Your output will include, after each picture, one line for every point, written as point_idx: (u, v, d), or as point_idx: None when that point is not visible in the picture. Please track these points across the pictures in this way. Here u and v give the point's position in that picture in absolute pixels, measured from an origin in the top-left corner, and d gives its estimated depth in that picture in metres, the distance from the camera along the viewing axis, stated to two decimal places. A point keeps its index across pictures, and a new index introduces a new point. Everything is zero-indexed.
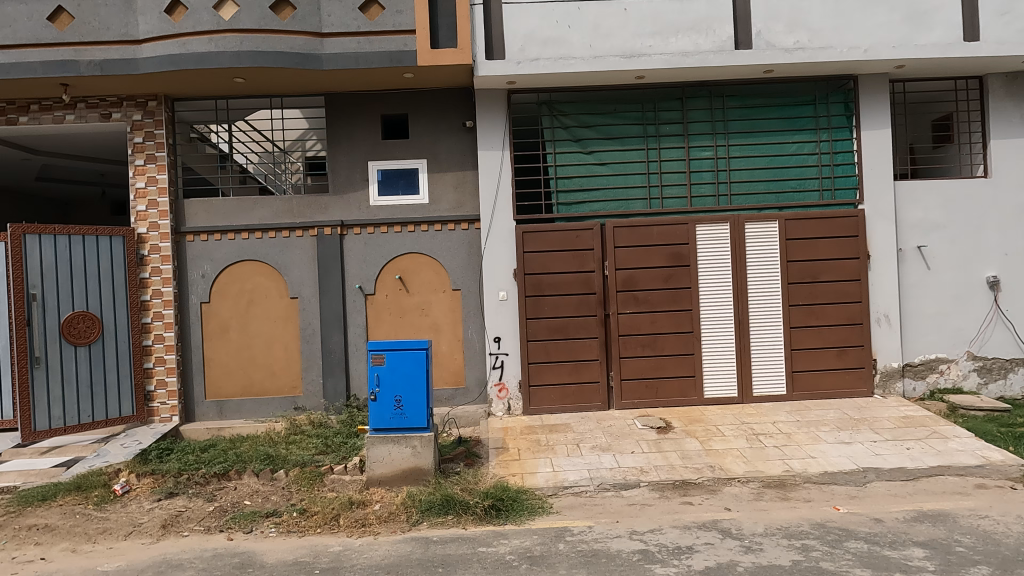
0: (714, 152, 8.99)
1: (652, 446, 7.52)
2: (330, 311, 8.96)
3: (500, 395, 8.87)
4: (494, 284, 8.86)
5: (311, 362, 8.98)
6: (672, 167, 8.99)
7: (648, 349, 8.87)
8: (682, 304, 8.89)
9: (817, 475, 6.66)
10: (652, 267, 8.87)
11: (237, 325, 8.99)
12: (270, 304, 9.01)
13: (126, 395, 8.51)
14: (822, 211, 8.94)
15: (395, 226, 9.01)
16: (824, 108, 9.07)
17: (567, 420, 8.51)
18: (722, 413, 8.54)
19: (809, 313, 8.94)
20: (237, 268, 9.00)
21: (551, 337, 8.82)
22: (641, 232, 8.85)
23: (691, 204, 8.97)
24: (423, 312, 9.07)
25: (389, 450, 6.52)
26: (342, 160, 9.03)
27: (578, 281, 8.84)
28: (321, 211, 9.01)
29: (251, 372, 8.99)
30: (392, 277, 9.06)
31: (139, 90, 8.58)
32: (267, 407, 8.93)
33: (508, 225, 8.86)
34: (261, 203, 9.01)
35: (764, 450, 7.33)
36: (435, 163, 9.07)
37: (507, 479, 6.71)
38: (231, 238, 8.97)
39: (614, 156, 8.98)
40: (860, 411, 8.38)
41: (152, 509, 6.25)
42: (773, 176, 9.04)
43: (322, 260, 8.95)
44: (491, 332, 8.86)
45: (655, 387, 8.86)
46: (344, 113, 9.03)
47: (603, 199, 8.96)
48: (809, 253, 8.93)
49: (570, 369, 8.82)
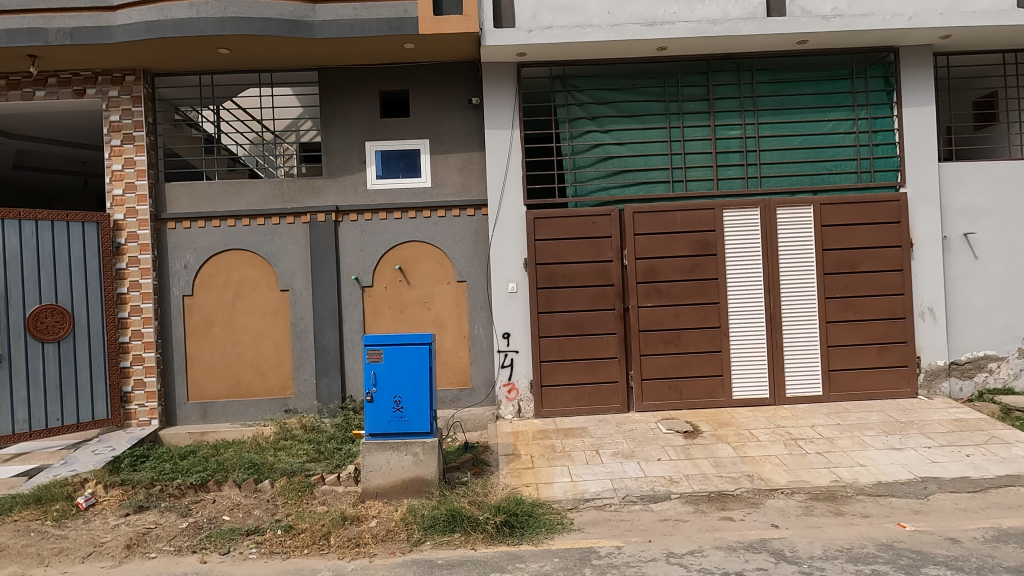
0: (742, 131, 8.24)
1: (681, 453, 6.76)
2: (324, 304, 8.21)
3: (510, 397, 8.12)
4: (503, 275, 8.11)
5: (303, 360, 8.23)
6: (697, 148, 8.25)
7: (671, 346, 8.12)
8: (708, 297, 8.14)
9: (871, 487, 5.89)
10: (674, 257, 8.12)
11: (223, 320, 8.25)
12: (258, 297, 8.27)
13: (100, 397, 7.74)
14: (860, 195, 8.19)
15: (394, 212, 8.28)
16: (862, 82, 8.32)
17: (584, 423, 7.75)
18: (754, 415, 7.78)
19: (846, 306, 8.18)
20: (222, 258, 8.26)
21: (565, 333, 8.07)
22: (663, 217, 8.11)
23: (718, 187, 8.22)
24: (426, 306, 8.32)
25: (387, 458, 5.77)
26: (337, 141, 8.29)
27: (594, 272, 8.08)
28: (314, 196, 8.27)
29: (238, 372, 8.24)
30: (392, 267, 8.32)
31: (115, 63, 7.84)
32: (255, 410, 8.18)
33: (518, 210, 8.12)
34: (248, 187, 8.26)
35: (807, 458, 6.56)
36: (438, 143, 8.34)
37: (520, 491, 5.96)
38: (217, 226, 8.23)
39: (634, 135, 8.23)
40: (907, 414, 7.61)
41: (118, 526, 5.50)
42: (807, 157, 8.27)
43: (315, 249, 8.21)
44: (500, 327, 8.11)
45: (678, 388, 8.10)
46: (340, 89, 8.29)
47: (623, 182, 8.19)
48: (847, 241, 8.18)
49: (586, 368, 8.06)
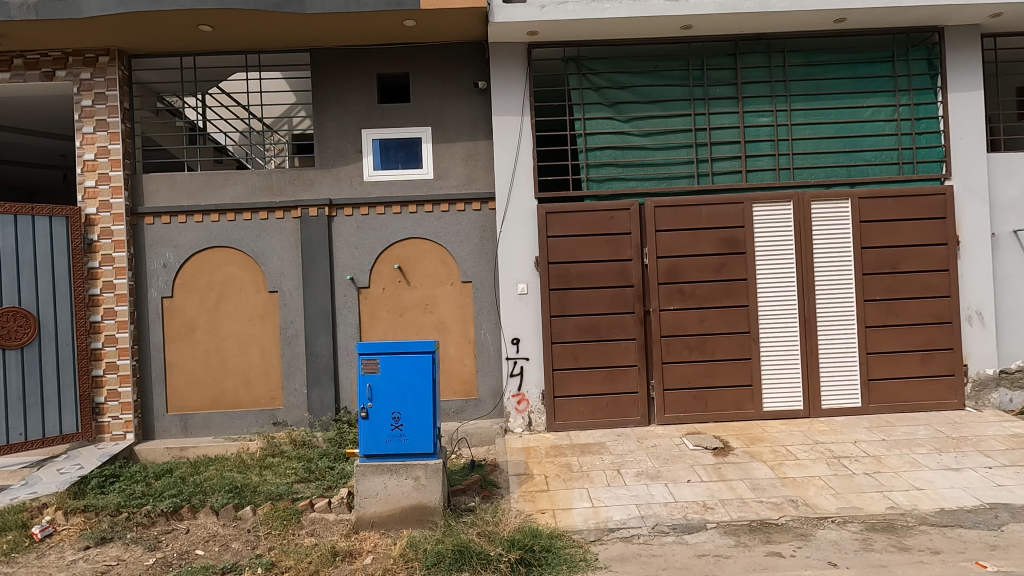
0: (773, 118, 7.55)
1: (712, 474, 6.06)
2: (317, 307, 7.51)
3: (519, 408, 7.42)
4: (512, 276, 7.42)
5: (293, 368, 7.52)
6: (724, 137, 7.56)
7: (696, 353, 7.42)
8: (736, 299, 7.44)
9: (934, 515, 5.19)
10: (699, 255, 7.44)
11: (205, 324, 7.54)
12: (244, 300, 7.56)
13: (69, 409, 7.01)
14: (902, 188, 7.50)
15: (393, 206, 7.58)
16: (904, 66, 7.63)
17: (601, 438, 7.05)
18: (788, 430, 7.08)
19: (887, 310, 7.49)
20: (205, 257, 7.55)
21: (580, 339, 7.37)
22: (688, 213, 7.41)
23: (746, 179, 7.53)
24: (427, 309, 7.62)
25: (385, 482, 5.08)
26: (330, 128, 7.59)
27: (612, 272, 7.39)
28: (305, 189, 7.57)
29: (223, 381, 7.53)
30: (390, 267, 7.62)
31: (87, 42, 7.12)
32: (241, 423, 7.47)
33: (529, 204, 7.42)
34: (233, 178, 7.56)
35: (855, 480, 5.86)
36: (441, 131, 7.64)
37: (535, 519, 5.25)
38: (199, 220, 7.53)
39: (655, 123, 7.55)
40: (957, 428, 6.91)
41: (74, 562, 4.76)
42: (845, 147, 7.57)
43: (306, 246, 7.51)
44: (509, 333, 7.42)
45: (703, 398, 7.41)
46: (333, 72, 7.59)
47: (642, 175, 7.51)
48: (888, 238, 7.49)
49: (603, 377, 7.37)
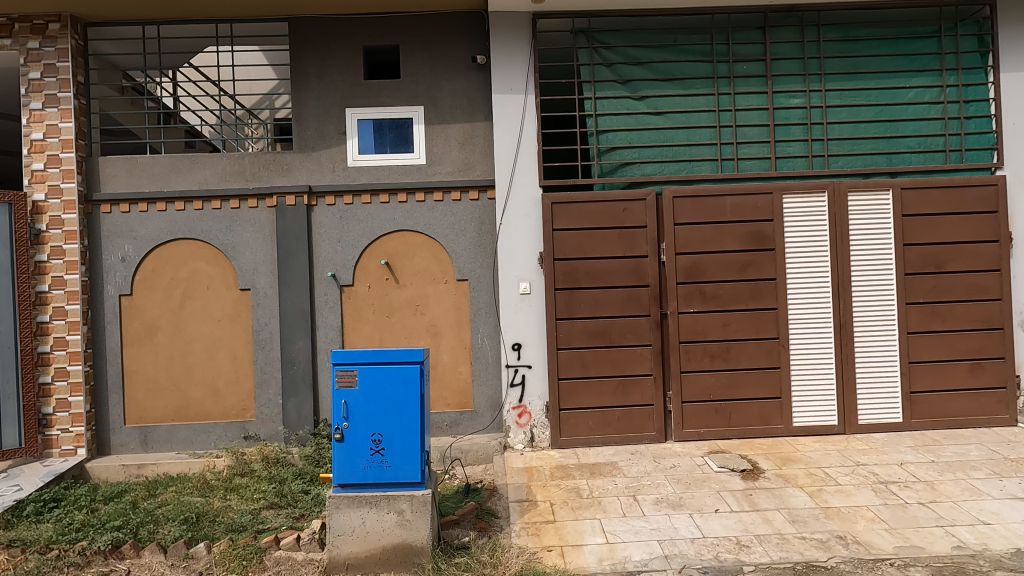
0: (806, 99, 6.76)
1: (743, 502, 5.26)
2: (294, 308, 6.70)
3: (521, 422, 6.62)
4: (513, 273, 6.62)
5: (267, 376, 6.71)
6: (750, 119, 6.76)
7: (718, 361, 6.64)
8: (764, 302, 6.65)
9: (1010, 558, 4.38)
10: (723, 252, 6.65)
11: (169, 325, 6.72)
12: (212, 298, 6.74)
13: (10, 421, 6.19)
14: (949, 178, 6.72)
15: (380, 194, 6.77)
16: (951, 42, 6.85)
17: (612, 457, 6.25)
18: (822, 449, 6.29)
19: (932, 314, 6.70)
20: (169, 250, 6.73)
21: (589, 344, 6.57)
22: (710, 204, 6.62)
23: (775, 168, 6.74)
24: (419, 310, 6.81)
25: (362, 517, 4.27)
26: (310, 107, 6.78)
27: (625, 270, 6.59)
28: (281, 174, 6.75)
29: (188, 390, 6.71)
30: (376, 262, 6.81)
31: (32, 6, 6.25)
32: (208, 437, 6.65)
33: (532, 194, 6.63)
34: (200, 162, 6.73)
35: (909, 512, 5.06)
36: (435, 111, 6.84)
37: (540, 560, 4.44)
38: (162, 209, 6.70)
39: (674, 103, 6.75)
40: (1013, 448, 6.13)
41: None
42: (885, 132, 6.77)
43: (283, 239, 6.69)
44: (509, 337, 6.62)
45: (726, 412, 6.62)
46: (315, 44, 6.78)
47: (660, 160, 6.70)
48: (932, 234, 6.70)
49: (615, 388, 6.57)
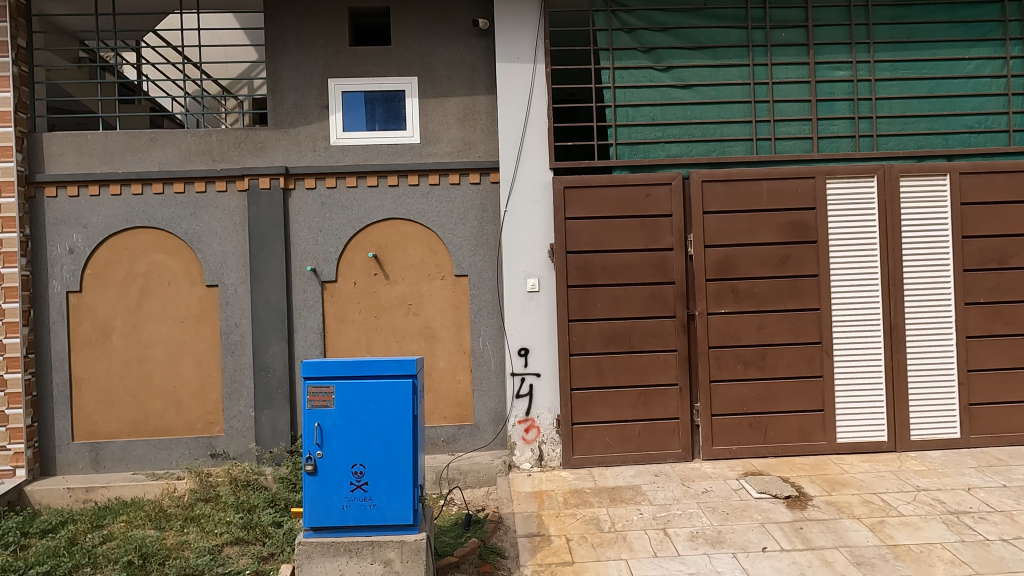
0: (853, 71, 5.95)
1: (794, 539, 4.43)
2: (268, 308, 5.84)
3: (528, 439, 5.81)
4: (519, 268, 5.80)
5: (238, 385, 5.86)
6: (789, 94, 5.96)
7: (753, 369, 5.83)
8: (805, 301, 5.84)
9: None
10: (758, 245, 5.84)
11: (125, 327, 5.85)
12: (174, 296, 5.87)
13: None
14: (1014, 161, 5.92)
15: (367, 177, 5.92)
16: (1016, 8, 6.05)
17: (634, 480, 5.43)
18: (873, 470, 5.50)
19: (993, 316, 5.92)
20: (124, 240, 5.86)
21: (607, 349, 5.75)
22: (743, 190, 5.81)
23: (818, 149, 5.93)
24: (411, 310, 5.97)
25: (340, 568, 3.44)
26: (288, 77, 5.92)
27: (648, 265, 5.77)
28: (254, 154, 5.90)
29: (146, 401, 5.84)
30: (363, 255, 5.96)
31: None
32: (168, 455, 5.80)
33: (542, 177, 5.81)
34: (161, 139, 5.86)
35: (993, 551, 4.26)
36: (431, 83, 5.99)
37: None
38: (116, 193, 5.83)
39: (704, 75, 5.93)
40: None
41: None
42: (941, 109, 5.97)
43: (255, 227, 5.84)
44: (515, 341, 5.80)
45: (761, 426, 5.82)
46: (293, 5, 5.91)
47: (687, 140, 5.88)
48: (995, 225, 5.91)
49: (635, 400, 5.76)
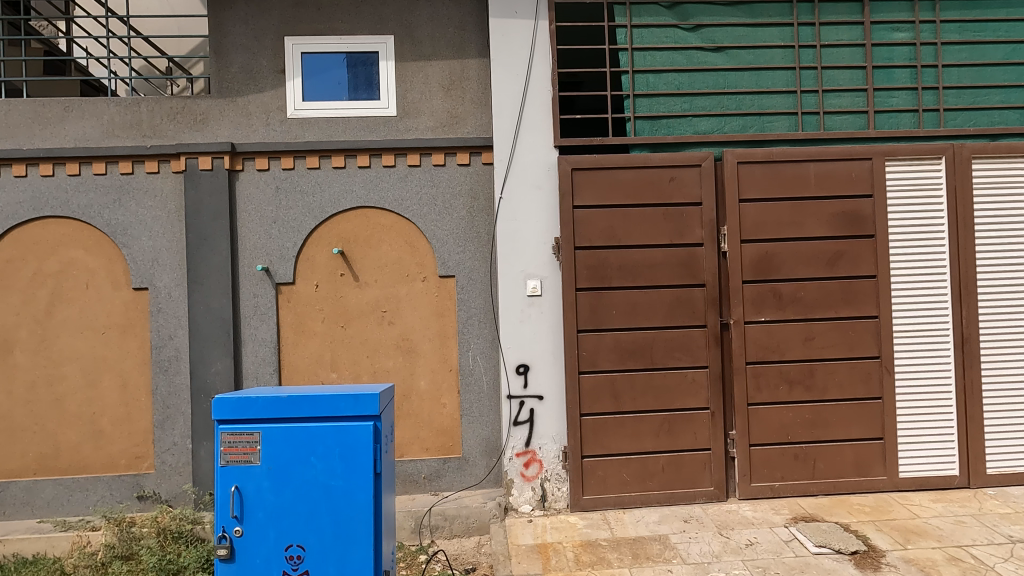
0: (915, 33, 4.99)
1: None
2: (209, 316, 4.76)
3: (527, 475, 4.77)
4: (517, 267, 4.77)
5: (172, 410, 4.77)
6: (841, 59, 4.99)
7: (799, 389, 4.83)
8: (861, 308, 4.85)
9: None
10: (805, 241, 4.84)
11: (31, 340, 4.75)
12: (94, 301, 4.78)
13: None
14: None
15: (332, 156, 4.87)
16: None
17: (659, 529, 4.40)
18: (949, 513, 4.51)
19: None
20: (31, 233, 4.76)
21: (624, 365, 4.73)
22: (787, 174, 4.82)
23: (874, 125, 4.96)
24: (386, 319, 4.91)
25: None
26: (235, 35, 4.86)
27: (672, 264, 4.76)
28: (194, 128, 4.83)
29: (57, 431, 4.74)
30: (327, 251, 4.89)
31: None
32: (84, 498, 4.70)
33: (544, 158, 4.79)
34: (77, 109, 4.77)
35: None
36: (409, 43, 4.95)
37: None
38: (21, 174, 4.73)
39: (740, 36, 4.95)
40: None
41: None
42: (1018, 79, 5.02)
43: (194, 217, 4.77)
44: (513, 357, 4.76)
45: (809, 459, 4.82)
46: None
47: (720, 113, 4.89)
48: None
49: (658, 428, 4.74)
